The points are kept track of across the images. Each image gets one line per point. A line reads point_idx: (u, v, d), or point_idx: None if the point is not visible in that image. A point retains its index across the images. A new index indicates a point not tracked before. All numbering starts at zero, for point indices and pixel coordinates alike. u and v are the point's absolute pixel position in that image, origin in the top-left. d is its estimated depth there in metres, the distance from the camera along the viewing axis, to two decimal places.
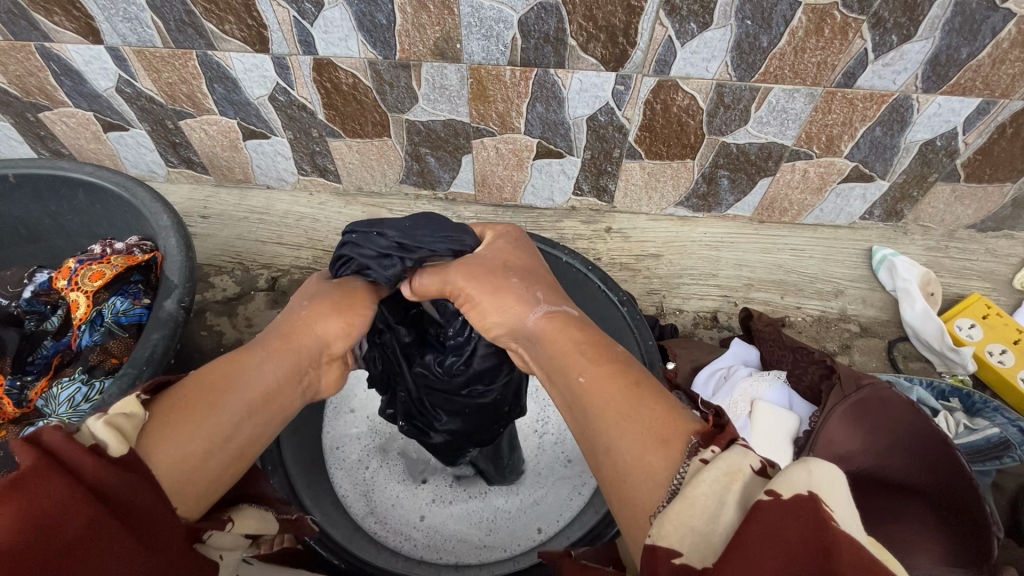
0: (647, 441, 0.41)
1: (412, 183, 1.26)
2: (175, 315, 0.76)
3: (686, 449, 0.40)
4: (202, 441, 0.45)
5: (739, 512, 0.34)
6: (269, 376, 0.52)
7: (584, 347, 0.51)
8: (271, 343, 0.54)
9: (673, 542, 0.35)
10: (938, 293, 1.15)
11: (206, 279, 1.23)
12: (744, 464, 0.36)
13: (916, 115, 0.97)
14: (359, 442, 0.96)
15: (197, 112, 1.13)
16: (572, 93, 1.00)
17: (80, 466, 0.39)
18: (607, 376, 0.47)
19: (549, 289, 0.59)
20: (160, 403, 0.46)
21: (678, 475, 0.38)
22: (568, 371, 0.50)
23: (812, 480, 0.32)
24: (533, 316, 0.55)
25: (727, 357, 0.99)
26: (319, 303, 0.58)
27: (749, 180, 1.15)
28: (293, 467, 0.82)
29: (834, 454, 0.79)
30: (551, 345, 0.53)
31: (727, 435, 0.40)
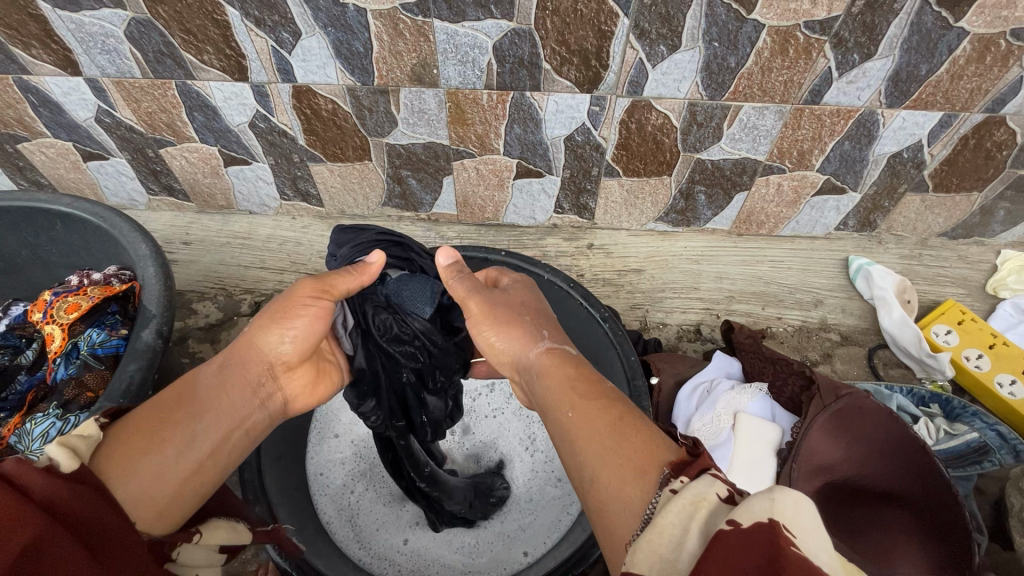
0: (624, 475, 0.48)
1: (394, 205, 1.27)
2: (152, 344, 0.76)
3: (658, 481, 0.45)
4: (155, 457, 0.54)
5: (701, 537, 0.38)
6: (226, 393, 0.61)
7: (575, 383, 0.60)
8: (218, 363, 0.63)
9: (643, 568, 0.39)
10: (915, 301, 1.17)
11: (189, 305, 1.22)
12: (709, 493, 0.40)
13: (883, 129, 1.00)
14: (343, 468, 0.95)
15: (177, 140, 1.14)
16: (548, 114, 1.02)
17: (29, 483, 0.43)
18: (596, 410, 0.55)
19: (553, 329, 0.69)
20: (117, 429, 0.55)
21: (650, 505, 0.44)
22: (559, 406, 0.58)
23: (774, 507, 0.35)
24: (536, 350, 0.66)
25: (710, 369, 0.98)
26: (260, 317, 0.65)
27: (725, 195, 1.17)
28: (278, 497, 0.81)
29: (816, 466, 0.80)
30: (547, 380, 0.62)
31: (698, 465, 0.44)
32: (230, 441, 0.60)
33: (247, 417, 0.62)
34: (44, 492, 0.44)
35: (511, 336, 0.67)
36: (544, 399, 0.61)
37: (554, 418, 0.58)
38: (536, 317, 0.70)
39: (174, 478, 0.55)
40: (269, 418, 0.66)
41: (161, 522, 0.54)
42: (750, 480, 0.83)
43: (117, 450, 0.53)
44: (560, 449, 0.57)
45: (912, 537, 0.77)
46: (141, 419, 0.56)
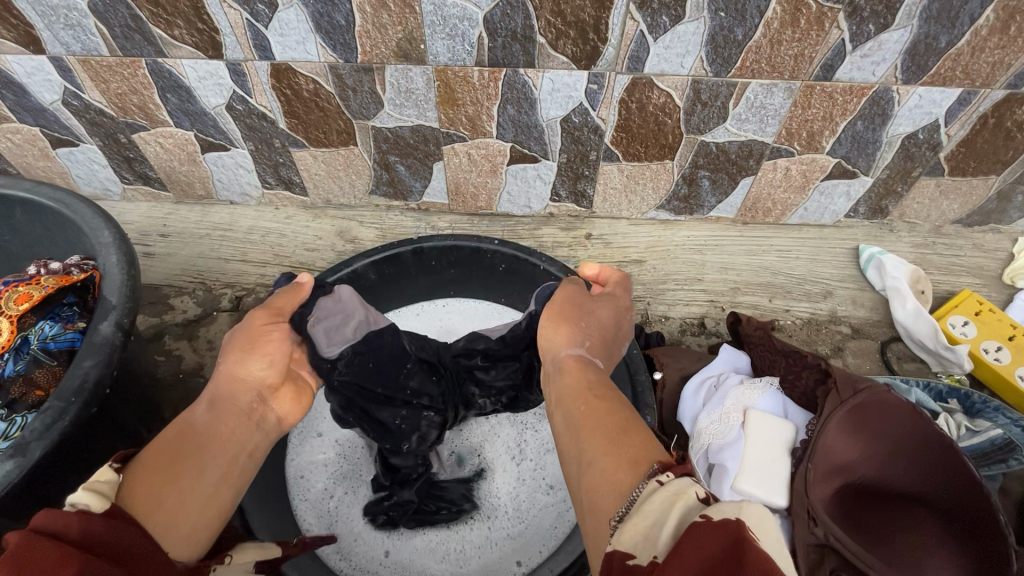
0: (620, 461, 0.48)
1: (382, 193, 1.21)
2: (111, 338, 0.69)
3: (647, 472, 0.46)
4: (176, 485, 0.54)
5: (674, 529, 0.37)
6: (222, 419, 0.62)
7: (593, 386, 0.62)
8: (208, 396, 0.64)
9: (628, 545, 0.38)
10: (929, 292, 1.12)
11: (165, 301, 1.15)
12: (689, 489, 0.40)
13: (897, 108, 0.95)
14: (325, 470, 0.90)
15: (151, 125, 1.07)
16: (543, 93, 0.96)
17: (65, 532, 0.42)
18: (606, 409, 0.57)
19: (596, 342, 0.71)
20: (132, 469, 0.53)
21: (635, 490, 0.44)
22: (573, 400, 0.61)
23: (743, 510, 0.36)
24: (568, 352, 0.69)
25: (716, 364, 0.92)
26: (237, 350, 0.67)
27: (730, 181, 1.11)
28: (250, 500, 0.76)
29: (833, 463, 0.75)
30: (567, 378, 0.64)
31: (684, 467, 0.45)
32: (236, 463, 0.62)
33: (246, 440, 0.64)
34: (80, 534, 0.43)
35: (562, 332, 0.71)
36: (558, 398, 0.63)
37: (563, 414, 0.60)
38: (599, 330, 0.73)
39: (195, 505, 0.55)
40: (265, 439, 0.68)
41: (193, 550, 0.54)
42: (763, 479, 0.75)
43: (140, 485, 0.52)
44: (563, 441, 0.58)
45: (937, 540, 0.71)
46: (150, 456, 0.55)
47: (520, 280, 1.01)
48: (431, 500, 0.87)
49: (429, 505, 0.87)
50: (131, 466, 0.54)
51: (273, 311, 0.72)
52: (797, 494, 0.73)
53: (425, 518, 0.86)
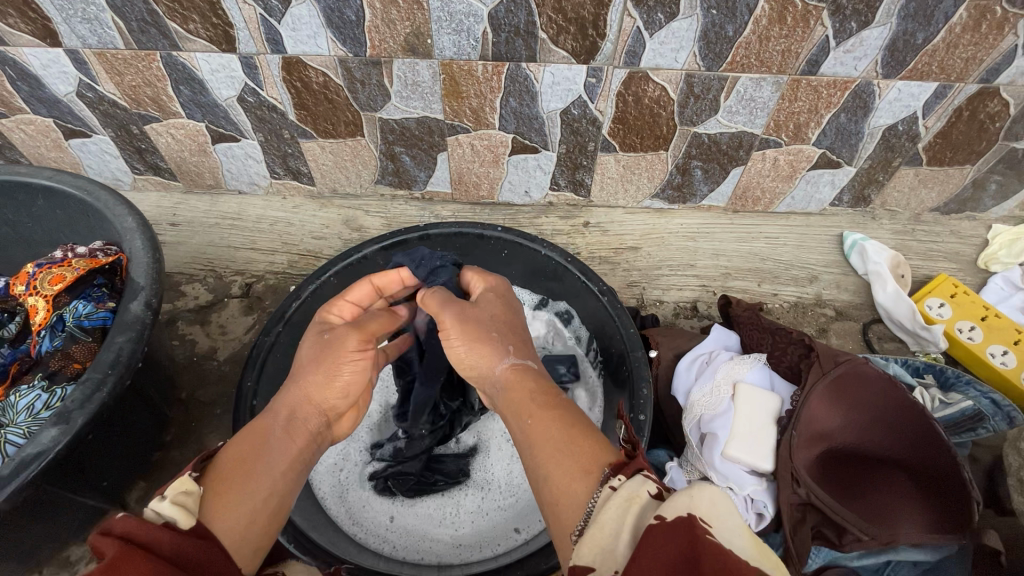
0: (573, 472, 0.52)
1: (387, 183, 1.25)
2: (141, 317, 0.73)
3: (601, 478, 0.50)
4: (250, 504, 0.54)
5: (632, 531, 0.44)
6: (290, 431, 0.61)
7: (536, 394, 0.61)
8: (283, 410, 0.63)
9: (588, 560, 0.44)
10: (908, 276, 1.19)
11: (177, 288, 1.19)
12: (642, 491, 0.46)
13: (878, 101, 1.00)
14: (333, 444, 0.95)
15: (163, 116, 1.10)
16: (544, 87, 1.00)
17: (156, 545, 0.45)
18: (553, 418, 0.57)
19: (520, 342, 0.67)
20: (208, 480, 0.54)
21: (591, 501, 0.49)
22: (519, 413, 0.60)
23: (694, 502, 0.41)
24: (500, 366, 0.64)
25: (708, 342, 0.96)
26: (314, 368, 0.65)
27: (722, 170, 1.16)
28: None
29: (816, 431, 0.81)
30: (509, 393, 0.62)
31: (635, 465, 0.50)
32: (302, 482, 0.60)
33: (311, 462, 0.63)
34: (170, 550, 0.45)
35: (480, 349, 0.65)
36: (506, 411, 0.62)
37: (514, 425, 0.61)
38: (511, 331, 0.68)
39: (263, 525, 0.54)
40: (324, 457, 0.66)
41: (253, 567, 0.54)
42: (751, 445, 0.82)
43: (218, 501, 0.52)
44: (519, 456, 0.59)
45: (912, 499, 0.77)
46: (225, 469, 0.55)
47: (522, 265, 1.06)
48: (430, 472, 0.93)
49: (428, 477, 0.92)
50: (209, 477, 0.54)
51: (365, 336, 0.69)
52: (783, 458, 0.79)
53: (423, 488, 0.92)
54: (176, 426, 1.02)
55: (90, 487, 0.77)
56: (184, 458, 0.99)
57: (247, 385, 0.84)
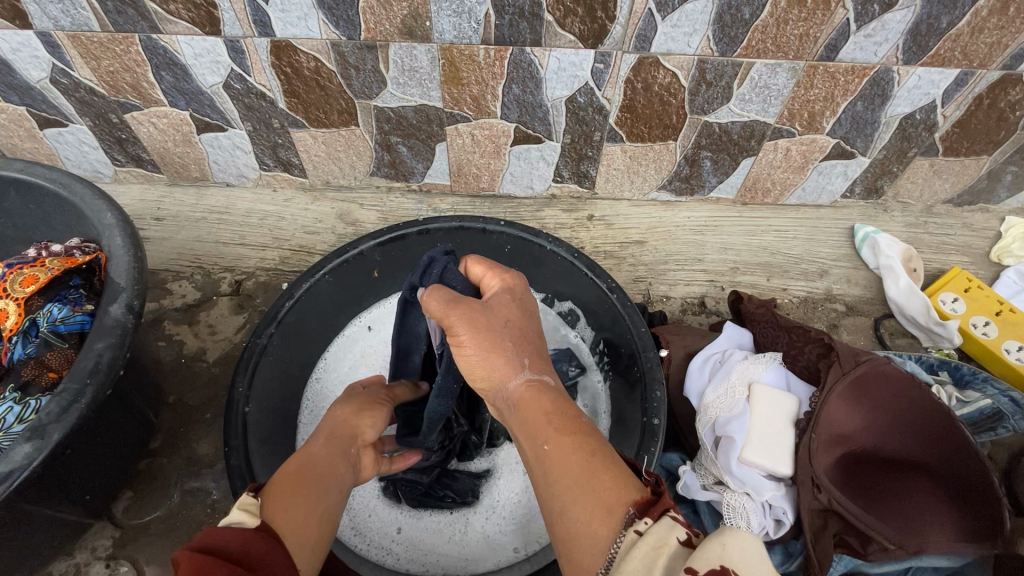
0: (596, 511, 0.47)
1: (383, 174, 1.20)
2: (122, 320, 0.68)
3: (624, 521, 0.46)
4: (308, 514, 0.55)
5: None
6: (334, 454, 0.66)
7: (552, 416, 0.56)
8: (323, 441, 0.67)
9: None
10: (920, 270, 1.16)
11: (163, 286, 1.13)
12: (670, 538, 0.42)
13: (897, 88, 0.96)
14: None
15: (144, 104, 1.04)
16: (549, 73, 0.95)
17: (226, 546, 0.45)
18: (571, 445, 0.53)
19: (536, 353, 0.63)
20: (266, 496, 0.55)
21: (616, 545, 0.45)
22: (534, 436, 0.55)
23: (726, 551, 0.40)
24: (515, 380, 0.60)
25: (720, 341, 0.93)
26: (353, 413, 0.73)
27: (732, 161, 1.12)
28: (262, 471, 0.77)
29: (836, 434, 0.78)
30: (524, 412, 0.58)
31: (661, 506, 0.46)
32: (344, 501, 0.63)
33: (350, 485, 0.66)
34: (239, 550, 0.45)
35: (495, 361, 0.60)
36: (518, 431, 0.58)
37: (527, 450, 0.56)
38: (524, 339, 0.63)
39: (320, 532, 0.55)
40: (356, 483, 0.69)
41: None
42: (767, 448, 0.78)
43: (279, 509, 0.53)
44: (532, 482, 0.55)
45: (936, 505, 0.74)
46: (282, 486, 0.57)
47: (526, 262, 1.01)
48: (440, 486, 0.88)
49: (436, 491, 0.88)
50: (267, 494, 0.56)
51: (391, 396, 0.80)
52: (801, 464, 0.76)
53: (429, 500, 0.88)
54: (163, 431, 0.97)
55: (71, 501, 0.72)
56: (173, 466, 0.94)
57: (239, 391, 0.79)
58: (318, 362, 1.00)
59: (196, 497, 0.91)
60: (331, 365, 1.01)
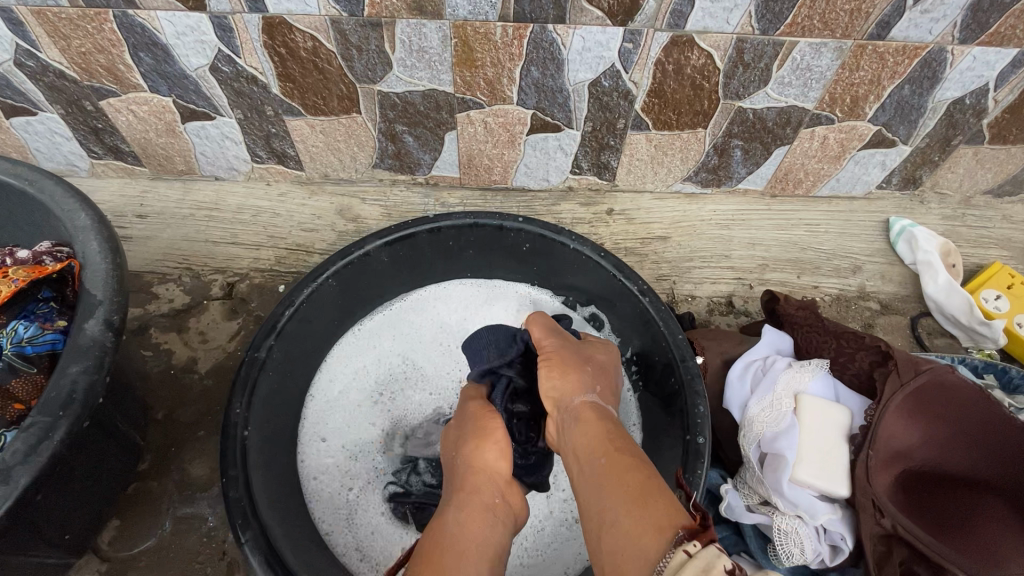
0: (647, 527, 0.49)
1: (387, 166, 1.10)
2: (100, 339, 0.60)
3: (672, 540, 0.47)
4: None
5: None
6: (474, 521, 0.65)
7: (612, 437, 0.61)
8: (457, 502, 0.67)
9: None
10: (960, 265, 1.09)
11: (148, 290, 1.04)
12: (718, 564, 0.43)
13: (949, 70, 0.89)
14: (337, 471, 0.87)
15: (122, 89, 0.94)
16: (572, 54, 0.86)
17: None
18: (627, 466, 0.56)
19: (607, 388, 0.71)
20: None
21: (664, 559, 0.45)
22: (591, 455, 0.60)
23: None
24: (581, 399, 0.68)
25: (761, 347, 0.84)
26: (480, 442, 0.72)
27: (764, 150, 1.04)
28: (263, 501, 0.70)
29: (892, 451, 0.71)
30: (583, 427, 0.64)
31: (710, 533, 0.47)
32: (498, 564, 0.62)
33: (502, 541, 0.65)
34: None
35: (567, 377, 0.70)
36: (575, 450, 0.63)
37: (582, 468, 0.60)
38: (602, 374, 0.73)
39: None
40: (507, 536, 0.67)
41: None
42: (821, 468, 0.72)
43: None
44: (581, 496, 0.58)
45: (1016, 529, 0.66)
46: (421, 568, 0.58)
47: (545, 261, 0.93)
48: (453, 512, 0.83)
49: None
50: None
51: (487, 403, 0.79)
52: (858, 485, 0.70)
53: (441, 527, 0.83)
54: (152, 452, 0.88)
55: (47, 543, 0.64)
56: (164, 490, 0.86)
57: (237, 412, 0.71)
58: (317, 375, 0.92)
59: (189, 525, 0.84)
60: (334, 378, 0.93)
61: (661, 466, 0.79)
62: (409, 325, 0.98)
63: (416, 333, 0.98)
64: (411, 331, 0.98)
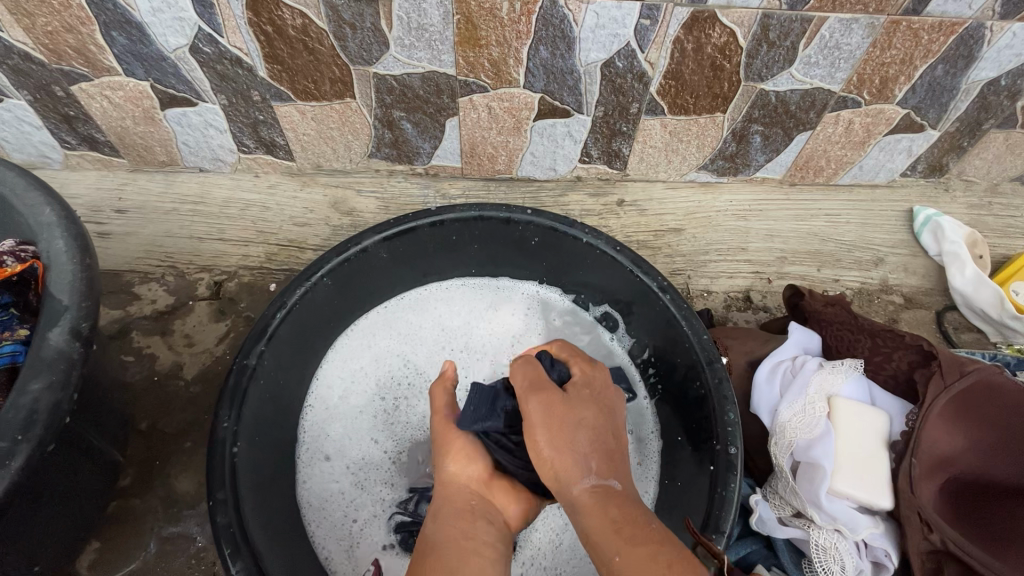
0: None
1: (384, 156, 1.04)
2: (66, 351, 0.54)
3: None
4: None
5: None
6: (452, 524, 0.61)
7: (617, 524, 0.51)
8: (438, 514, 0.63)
9: None
10: (986, 256, 1.04)
11: (128, 290, 0.97)
12: None
13: (986, 49, 0.83)
14: (342, 498, 0.81)
15: (94, 74, 0.86)
16: (585, 31, 0.80)
17: None
18: (642, 555, 0.47)
19: (607, 457, 0.58)
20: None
21: None
22: (605, 548, 0.50)
23: None
24: (582, 485, 0.55)
25: (787, 347, 0.79)
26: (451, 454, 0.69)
27: (785, 136, 0.98)
28: (255, 528, 0.65)
29: (938, 461, 0.66)
30: (587, 525, 0.52)
31: None
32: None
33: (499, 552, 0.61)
34: None
35: (560, 459, 0.57)
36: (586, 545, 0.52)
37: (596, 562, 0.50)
38: (602, 436, 0.59)
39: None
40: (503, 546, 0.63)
41: None
42: (862, 478, 0.67)
43: None
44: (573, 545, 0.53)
45: None
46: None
47: (555, 257, 0.87)
48: None
49: None
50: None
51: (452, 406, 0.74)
52: (901, 496, 0.65)
53: None
54: (135, 467, 0.83)
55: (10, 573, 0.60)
56: (148, 508, 0.81)
57: (224, 427, 0.65)
58: (314, 385, 0.86)
59: (176, 545, 0.79)
60: (330, 386, 0.87)
61: (686, 477, 0.74)
62: (409, 327, 0.92)
63: (416, 336, 0.92)
64: (411, 333, 0.92)
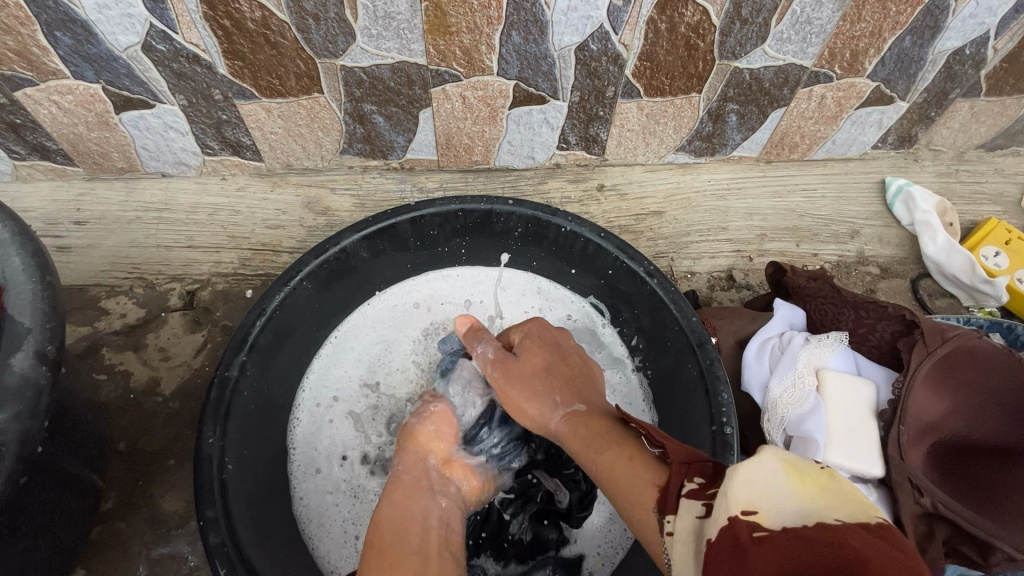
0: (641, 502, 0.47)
1: (356, 152, 1.01)
2: (31, 376, 0.51)
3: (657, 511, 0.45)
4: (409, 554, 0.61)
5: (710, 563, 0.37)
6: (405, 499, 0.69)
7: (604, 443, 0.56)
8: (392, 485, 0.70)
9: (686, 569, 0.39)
10: (956, 223, 1.07)
11: (95, 305, 0.92)
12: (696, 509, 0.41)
13: (951, 18, 0.84)
14: (338, 511, 0.78)
15: (39, 77, 0.80)
16: (557, 15, 0.78)
17: None
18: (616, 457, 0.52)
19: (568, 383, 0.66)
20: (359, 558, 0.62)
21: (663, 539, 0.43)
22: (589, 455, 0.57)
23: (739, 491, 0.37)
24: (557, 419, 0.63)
25: (773, 323, 0.79)
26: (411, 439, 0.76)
27: (760, 114, 0.99)
28: (252, 547, 0.64)
29: (921, 424, 0.67)
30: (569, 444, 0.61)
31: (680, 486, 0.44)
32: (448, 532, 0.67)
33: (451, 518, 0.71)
34: None
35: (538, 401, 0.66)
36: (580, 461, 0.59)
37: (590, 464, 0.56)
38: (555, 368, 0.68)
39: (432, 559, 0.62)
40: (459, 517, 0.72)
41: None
42: (852, 447, 0.68)
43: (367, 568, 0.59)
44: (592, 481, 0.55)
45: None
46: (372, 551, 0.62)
47: (538, 247, 0.86)
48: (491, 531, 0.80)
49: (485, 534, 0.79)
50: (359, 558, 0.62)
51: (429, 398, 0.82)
52: (892, 463, 0.66)
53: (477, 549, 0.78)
54: (117, 489, 0.80)
55: None
56: (135, 531, 0.78)
57: (210, 443, 0.63)
58: (300, 393, 0.83)
59: (167, 566, 0.77)
60: (313, 395, 0.83)
61: None
62: (391, 324, 0.89)
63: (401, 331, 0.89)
64: (393, 329, 0.89)
